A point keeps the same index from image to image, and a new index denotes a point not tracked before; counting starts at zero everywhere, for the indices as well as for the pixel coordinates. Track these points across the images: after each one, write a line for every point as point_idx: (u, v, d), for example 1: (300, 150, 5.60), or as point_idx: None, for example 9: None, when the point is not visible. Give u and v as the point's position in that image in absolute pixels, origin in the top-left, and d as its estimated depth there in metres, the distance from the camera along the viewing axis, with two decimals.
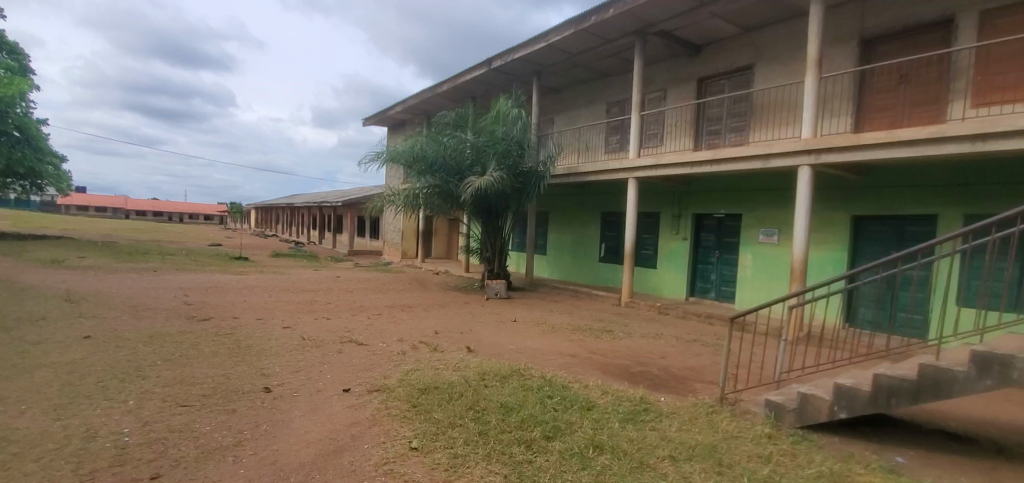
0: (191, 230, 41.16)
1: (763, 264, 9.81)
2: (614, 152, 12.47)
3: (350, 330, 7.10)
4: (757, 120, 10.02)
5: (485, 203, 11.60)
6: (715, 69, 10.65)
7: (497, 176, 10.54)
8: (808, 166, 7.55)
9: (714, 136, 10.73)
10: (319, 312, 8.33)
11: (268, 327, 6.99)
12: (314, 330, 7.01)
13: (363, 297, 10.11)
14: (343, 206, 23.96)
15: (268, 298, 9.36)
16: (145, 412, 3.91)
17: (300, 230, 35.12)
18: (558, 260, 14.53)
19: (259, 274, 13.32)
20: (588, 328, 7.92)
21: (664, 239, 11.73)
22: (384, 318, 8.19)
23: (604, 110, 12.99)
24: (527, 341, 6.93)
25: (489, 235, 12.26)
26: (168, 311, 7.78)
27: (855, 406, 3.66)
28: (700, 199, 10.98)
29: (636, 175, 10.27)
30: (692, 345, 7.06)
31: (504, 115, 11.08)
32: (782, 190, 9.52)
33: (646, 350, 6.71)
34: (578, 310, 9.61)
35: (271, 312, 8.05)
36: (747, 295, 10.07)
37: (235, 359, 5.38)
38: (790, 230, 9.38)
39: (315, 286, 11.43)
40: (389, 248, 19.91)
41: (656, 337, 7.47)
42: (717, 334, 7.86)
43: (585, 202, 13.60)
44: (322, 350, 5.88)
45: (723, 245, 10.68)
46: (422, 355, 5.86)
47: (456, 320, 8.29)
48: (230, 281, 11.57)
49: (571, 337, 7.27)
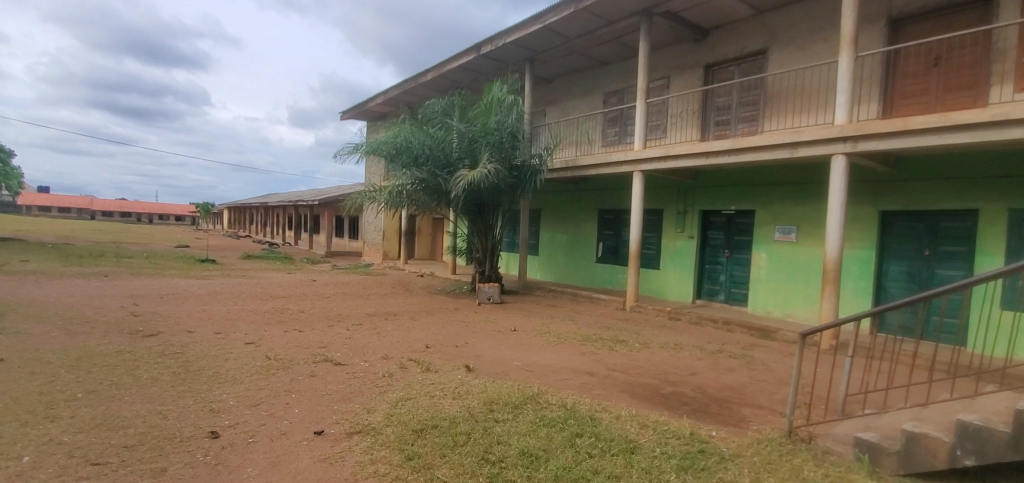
0: (158, 231, 39.14)
1: (779, 264, 9.07)
2: (613, 144, 11.66)
3: (324, 345, 6.06)
4: (771, 108, 9.31)
5: (476, 199, 10.61)
6: (724, 55, 9.89)
7: (491, 168, 9.55)
8: (843, 154, 6.79)
9: (722, 126, 9.98)
10: (290, 323, 7.27)
11: (227, 344, 5.91)
12: (282, 346, 5.94)
13: (341, 304, 9.03)
14: (320, 204, 22.65)
15: (232, 307, 8.22)
16: (36, 476, 2.85)
17: (275, 231, 33.62)
18: (551, 260, 13.63)
19: (224, 278, 12.08)
20: (598, 338, 7.03)
21: (667, 238, 10.94)
22: (365, 329, 7.17)
23: (601, 101, 12.19)
24: (534, 356, 5.99)
25: (479, 234, 11.26)
26: (107, 325, 6.62)
27: (987, 452, 2.83)
28: (707, 195, 10.19)
29: (642, 168, 9.39)
30: (720, 359, 6.19)
31: (496, 102, 10.09)
32: (799, 184, 8.79)
33: (671, 364, 5.84)
34: (581, 317, 8.73)
35: (232, 324, 6.95)
36: (761, 299, 9.33)
37: (177, 389, 4.31)
38: (810, 227, 8.64)
39: (286, 291, 10.28)
40: (370, 249, 18.75)
41: (676, 349, 6.60)
42: (741, 344, 7.03)
43: (581, 199, 12.74)
44: (290, 373, 4.84)
45: (733, 244, 9.94)
46: (413, 377, 4.88)
47: (448, 330, 7.30)
48: (190, 287, 10.35)
49: (582, 349, 6.36)
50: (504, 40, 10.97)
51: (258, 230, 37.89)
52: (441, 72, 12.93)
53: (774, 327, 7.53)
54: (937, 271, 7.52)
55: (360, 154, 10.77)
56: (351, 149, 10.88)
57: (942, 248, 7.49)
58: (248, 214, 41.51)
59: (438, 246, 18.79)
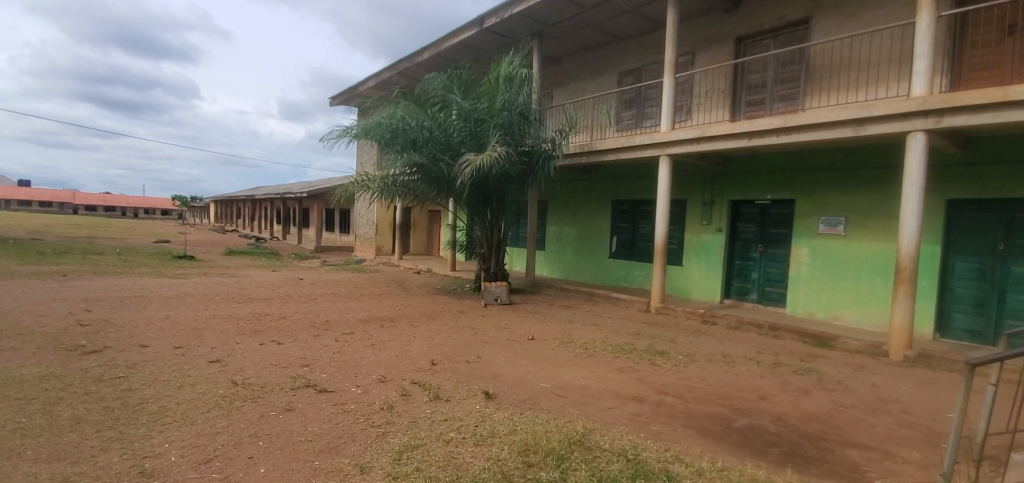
0: (140, 226, 37.66)
1: (823, 261, 8.08)
2: (629, 128, 10.61)
3: (306, 363, 4.96)
4: (813, 84, 8.28)
5: (482, 188, 9.51)
6: (759, 26, 8.84)
7: (501, 151, 8.44)
8: (922, 131, 5.83)
9: (755, 106, 8.94)
10: (267, 334, 6.14)
11: (185, 364, 4.80)
12: (253, 365, 4.84)
13: (328, 307, 7.92)
14: (309, 197, 21.37)
15: (201, 313, 7.09)
16: None
17: (263, 225, 32.34)
18: (559, 256, 12.59)
19: (199, 277, 10.90)
20: (631, 348, 5.99)
21: (691, 231, 9.93)
22: (357, 339, 6.06)
23: (614, 81, 11.13)
24: (563, 374, 4.93)
25: (484, 227, 10.17)
26: (42, 339, 5.47)
27: None
28: (738, 183, 9.17)
29: (670, 152, 8.32)
30: (784, 375, 5.17)
31: (505, 79, 8.98)
32: (848, 170, 7.79)
33: (730, 382, 4.80)
34: (602, 321, 7.69)
35: (197, 337, 5.81)
36: (802, 299, 8.35)
37: (102, 436, 3.19)
38: (861, 218, 7.66)
39: (267, 292, 9.13)
40: (361, 244, 17.60)
41: (727, 362, 5.58)
42: (797, 355, 6.03)
43: (593, 189, 11.69)
44: (259, 408, 3.75)
45: (768, 237, 8.95)
46: (418, 411, 3.83)
47: (455, 340, 6.21)
48: (158, 288, 9.16)
49: (617, 364, 5.32)
50: (510, 10, 9.80)
51: (245, 225, 36.39)
52: (439, 50, 11.83)
53: (832, 334, 6.53)
54: (1013, 269, 6.59)
55: (350, 137, 9.59)
56: (340, 133, 9.73)
57: (1019, 243, 6.56)
58: (236, 208, 40.00)
59: (434, 241, 17.66)
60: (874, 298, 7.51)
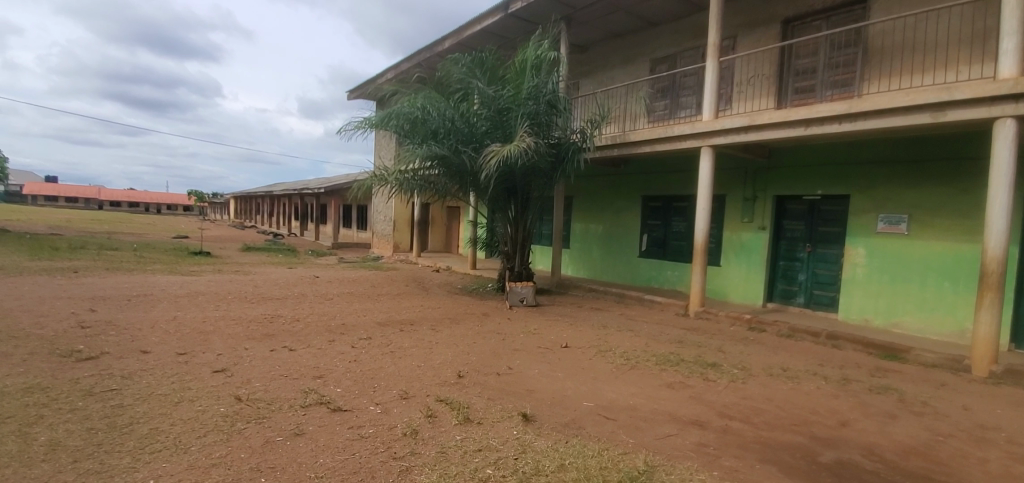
0: (161, 222, 38.06)
1: (881, 263, 7.35)
2: (662, 119, 9.95)
3: (319, 374, 4.47)
4: (871, 68, 7.54)
5: (506, 182, 8.94)
6: (811, 6, 8.10)
7: (528, 142, 7.87)
8: (1013, 117, 5.10)
9: (804, 94, 8.23)
10: (278, 338, 5.69)
11: (187, 377, 4.36)
12: (261, 376, 4.38)
13: (345, 308, 7.46)
14: (326, 193, 21.02)
15: (211, 315, 6.69)
16: None
17: (281, 221, 32.33)
18: (585, 254, 11.97)
19: (213, 275, 10.57)
20: (678, 359, 5.38)
21: (730, 230, 9.25)
22: (375, 345, 5.58)
23: (646, 70, 10.48)
24: (607, 391, 4.36)
25: (508, 224, 9.62)
26: (39, 344, 5.12)
27: None
28: (785, 178, 8.46)
29: (713, 143, 7.64)
30: (860, 394, 4.52)
31: (530, 64, 8.39)
32: (913, 162, 7.04)
33: (800, 403, 4.18)
34: (638, 326, 7.09)
35: (203, 342, 5.38)
36: (856, 304, 7.63)
37: (78, 470, 2.77)
38: (929, 215, 6.90)
39: (280, 291, 8.73)
40: (379, 241, 17.20)
41: (790, 376, 4.95)
42: (865, 369, 5.37)
43: (622, 183, 11.05)
44: (265, 432, 3.27)
45: (817, 236, 8.24)
46: (446, 436, 3.30)
47: (482, 348, 5.67)
48: (168, 287, 8.84)
49: (665, 379, 4.73)
50: None
51: (264, 220, 36.43)
52: (461, 38, 11.24)
53: (902, 346, 5.83)
54: None
55: (368, 128, 9.08)
56: (357, 124, 9.22)
57: None
58: (255, 203, 40.07)
59: (454, 238, 17.17)
60: (942, 304, 6.76)
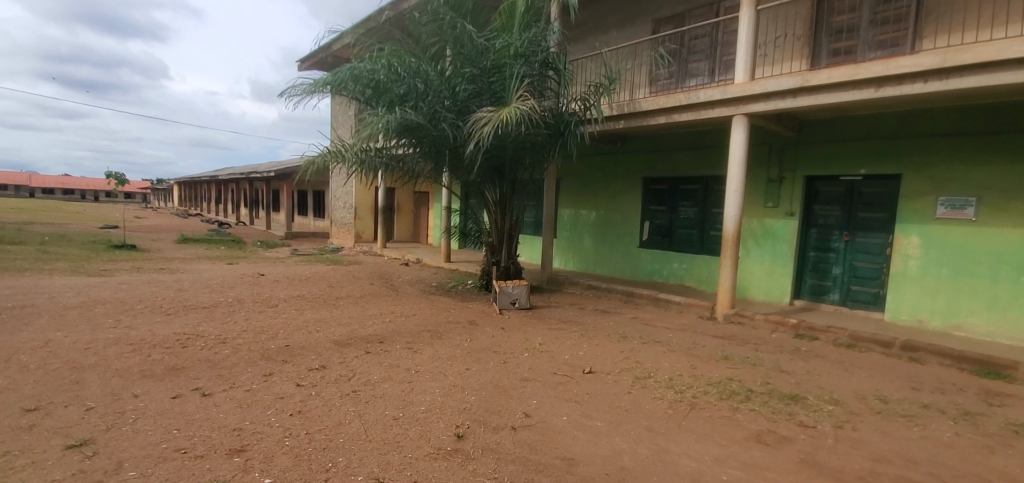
0: (92, 209, 34.58)
1: (942, 254, 6.24)
2: (668, 88, 8.59)
3: (240, 445, 2.87)
4: (927, 22, 6.34)
5: (494, 160, 7.36)
6: None
7: (526, 107, 6.31)
8: None
9: (842, 55, 7.01)
10: (190, 374, 4.01)
11: (17, 462, 2.67)
12: (141, 455, 2.73)
13: (291, 320, 5.78)
14: (277, 176, 18.79)
15: (103, 336, 4.90)
16: None
17: (229, 209, 29.63)
18: (576, 245, 10.58)
19: (129, 275, 8.56)
20: (745, 390, 4.02)
21: (750, 216, 8.02)
22: (331, 380, 4.00)
23: (648, 31, 9.06)
24: (681, 457, 2.94)
25: (494, 211, 8.09)
26: None
27: None
28: (819, 155, 7.26)
29: (750, 109, 6.29)
30: (1015, 443, 3.28)
31: (522, 13, 6.80)
32: (984, 134, 5.93)
33: (959, 469, 2.88)
34: (665, 337, 5.71)
35: (73, 388, 3.64)
36: (908, 302, 6.53)
37: None
38: (1004, 197, 5.80)
39: (211, 297, 6.94)
40: (338, 231, 15.31)
41: (902, 414, 3.66)
42: (974, 394, 4.18)
43: (620, 163, 9.68)
44: None
45: (857, 223, 7.08)
46: None
47: (479, 379, 4.18)
48: (60, 293, 6.86)
49: (749, 427, 3.35)
50: None
51: (210, 208, 33.44)
52: None
53: (1005, 360, 4.69)
54: None
55: (319, 91, 7.27)
56: (306, 87, 7.41)
57: None
58: (200, 190, 36.73)
59: (423, 227, 15.47)
60: (1017, 303, 5.72)
